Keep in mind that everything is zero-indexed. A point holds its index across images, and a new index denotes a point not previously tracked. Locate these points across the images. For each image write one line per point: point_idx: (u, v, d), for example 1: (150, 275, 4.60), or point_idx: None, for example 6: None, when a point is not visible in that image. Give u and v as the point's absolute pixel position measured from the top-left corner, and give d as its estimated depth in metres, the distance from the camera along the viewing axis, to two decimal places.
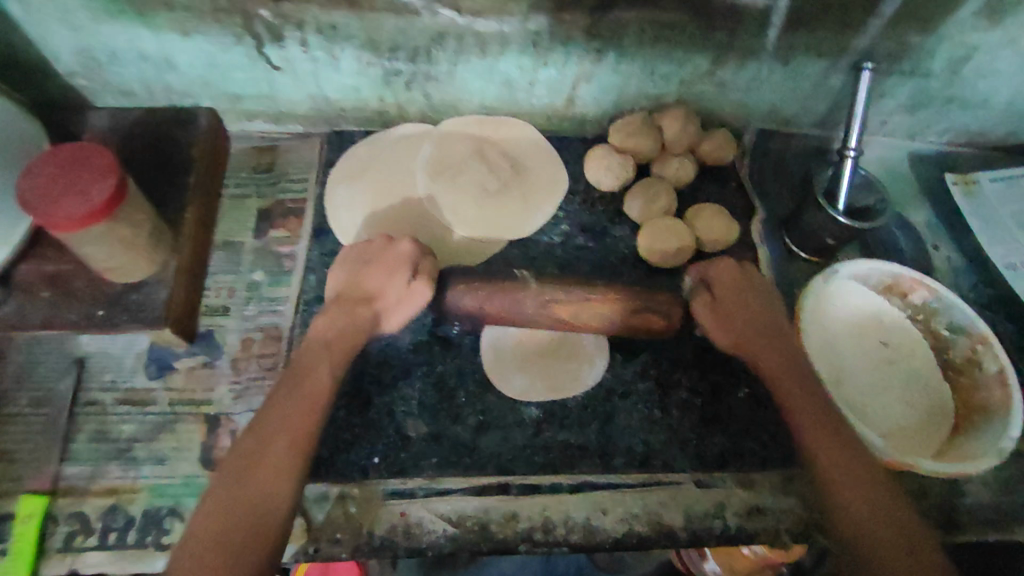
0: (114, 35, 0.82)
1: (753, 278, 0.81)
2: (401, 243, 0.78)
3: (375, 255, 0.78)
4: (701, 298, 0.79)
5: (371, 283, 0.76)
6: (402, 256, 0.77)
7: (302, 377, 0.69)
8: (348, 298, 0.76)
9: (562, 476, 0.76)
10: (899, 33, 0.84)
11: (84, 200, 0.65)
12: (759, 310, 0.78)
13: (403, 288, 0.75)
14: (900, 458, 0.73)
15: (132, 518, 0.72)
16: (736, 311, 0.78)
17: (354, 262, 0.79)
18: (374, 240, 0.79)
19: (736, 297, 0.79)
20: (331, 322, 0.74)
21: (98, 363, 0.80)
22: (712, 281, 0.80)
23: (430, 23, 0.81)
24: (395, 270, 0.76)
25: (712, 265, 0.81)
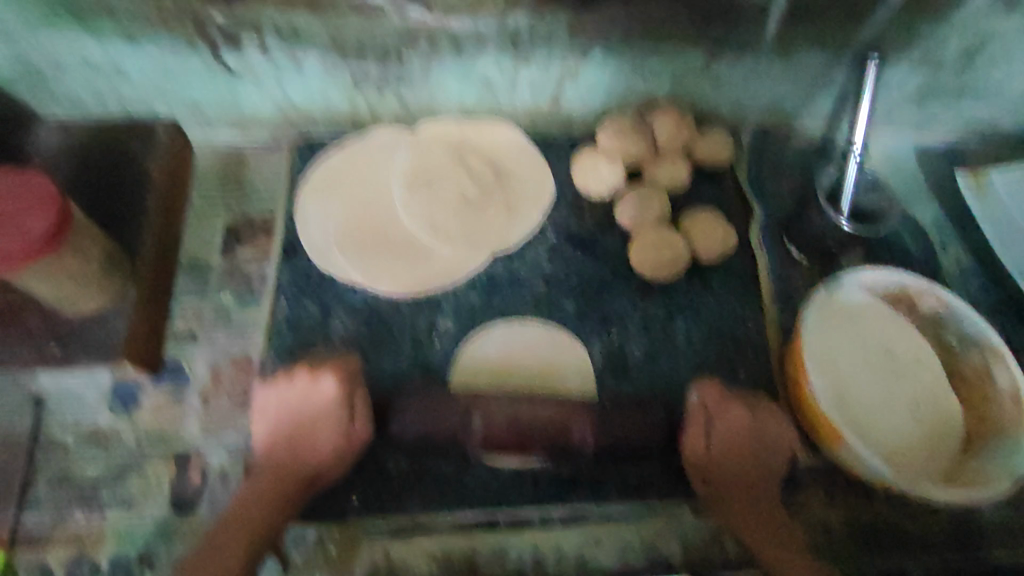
0: (55, 44, 0.75)
1: (762, 428, 0.72)
2: (324, 379, 0.71)
3: (298, 407, 0.71)
4: (698, 429, 0.71)
5: (300, 429, 0.70)
6: (329, 397, 0.70)
7: (228, 540, 0.66)
8: (285, 451, 0.70)
9: (551, 508, 0.73)
10: (908, 22, 0.78)
11: (22, 237, 0.60)
12: (751, 461, 0.71)
13: (338, 435, 0.70)
14: (907, 485, 0.68)
15: (99, 569, 0.70)
16: (727, 463, 0.71)
17: (280, 411, 0.71)
18: (295, 379, 0.72)
19: (727, 451, 0.71)
20: (252, 492, 0.68)
21: (57, 400, 0.76)
22: (714, 416, 0.72)
23: (399, 24, 0.74)
24: (327, 421, 0.70)
25: (721, 406, 0.72)
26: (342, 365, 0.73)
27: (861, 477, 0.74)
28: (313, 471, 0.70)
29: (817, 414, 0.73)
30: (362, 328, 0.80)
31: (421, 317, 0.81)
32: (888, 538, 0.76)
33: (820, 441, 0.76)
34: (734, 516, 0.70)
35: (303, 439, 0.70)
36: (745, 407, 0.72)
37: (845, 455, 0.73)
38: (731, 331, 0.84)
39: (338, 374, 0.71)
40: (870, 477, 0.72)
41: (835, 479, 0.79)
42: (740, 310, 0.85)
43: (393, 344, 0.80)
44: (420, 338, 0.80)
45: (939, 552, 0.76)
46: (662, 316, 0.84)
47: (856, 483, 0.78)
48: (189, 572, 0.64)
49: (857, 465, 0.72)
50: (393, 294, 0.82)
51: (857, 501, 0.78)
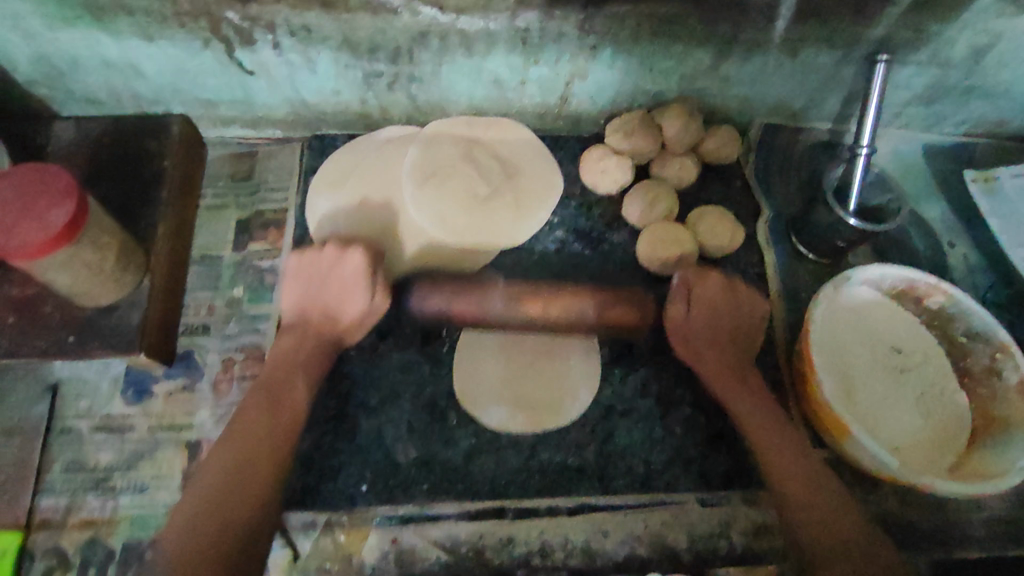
0: (74, 42, 0.77)
1: (738, 298, 0.76)
2: (351, 253, 0.70)
3: (329, 271, 0.71)
4: (680, 300, 0.74)
5: (326, 298, 0.72)
6: (356, 269, 0.70)
7: (274, 394, 0.69)
8: (312, 316, 0.73)
9: (559, 499, 0.73)
10: (916, 22, 0.78)
11: (40, 227, 0.61)
12: (727, 329, 0.75)
13: (364, 304, 0.71)
14: (915, 478, 0.68)
15: (112, 553, 0.71)
16: (705, 330, 0.75)
17: (304, 277, 0.73)
18: (323, 250, 0.72)
19: (707, 317, 0.74)
20: (291, 346, 0.72)
21: (72, 388, 0.78)
22: (695, 287, 0.75)
23: (411, 23, 0.75)
24: (354, 288, 0.70)
25: (700, 277, 0.75)
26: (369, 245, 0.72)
27: (868, 471, 0.74)
28: (341, 331, 0.73)
29: (824, 409, 0.74)
30: None
31: None
32: (895, 534, 0.76)
33: (828, 435, 0.76)
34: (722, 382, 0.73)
35: (332, 304, 0.72)
36: (722, 283, 0.76)
37: (853, 449, 0.73)
38: None
39: (366, 250, 0.71)
40: (878, 470, 0.72)
41: (843, 475, 0.79)
42: None
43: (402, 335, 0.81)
44: None
45: (946, 548, 0.76)
46: None
47: (863, 478, 0.78)
48: (236, 421, 0.66)
49: (865, 458, 0.72)
50: None
51: (865, 498, 0.78)
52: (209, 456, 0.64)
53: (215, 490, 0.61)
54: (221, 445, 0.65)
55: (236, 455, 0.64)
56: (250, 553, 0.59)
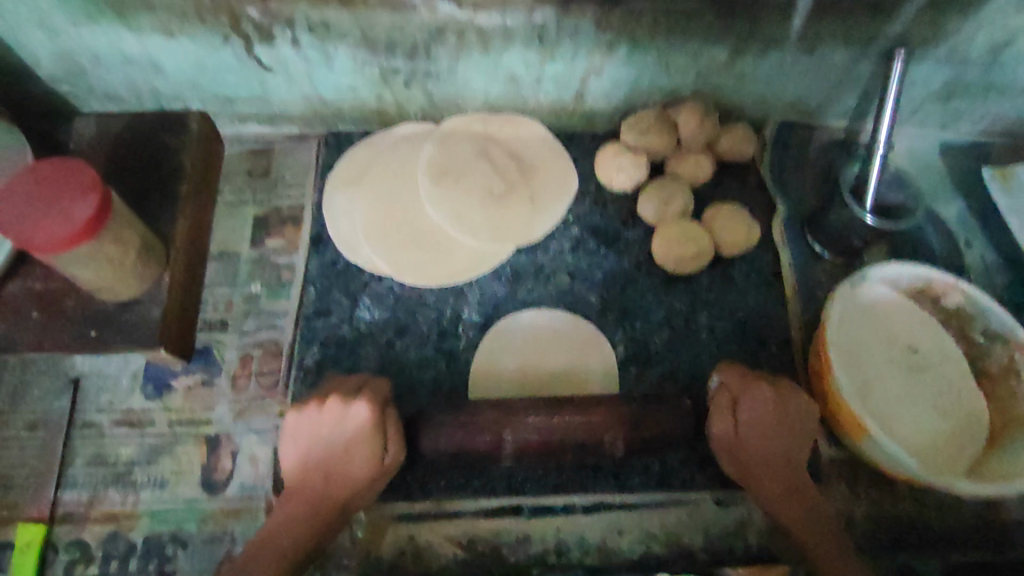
0: (95, 38, 0.78)
1: (791, 411, 0.67)
2: (355, 409, 0.67)
3: (331, 436, 0.67)
4: (724, 414, 0.68)
5: (330, 459, 0.68)
6: (359, 428, 0.66)
7: (246, 572, 0.65)
8: (317, 474, 0.68)
9: (575, 496, 0.74)
10: (935, 18, 0.78)
11: (64, 222, 0.62)
12: (784, 449, 0.68)
13: (372, 462, 0.67)
14: (934, 478, 0.68)
15: (133, 547, 0.72)
16: (756, 449, 0.67)
17: (303, 436, 0.69)
18: (324, 408, 0.68)
19: (760, 437, 0.67)
20: (289, 513, 0.67)
21: (93, 383, 0.79)
22: (740, 402, 0.67)
23: (428, 19, 0.75)
24: (358, 449, 0.66)
25: (746, 389, 0.68)
26: (376, 394, 0.69)
27: (885, 471, 0.74)
28: (344, 499, 0.68)
29: (841, 407, 0.74)
30: (388, 316, 0.82)
31: (447, 307, 0.83)
32: (911, 533, 0.76)
33: (844, 434, 0.76)
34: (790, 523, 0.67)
35: (336, 467, 0.67)
36: (777, 390, 0.67)
37: (870, 448, 0.73)
38: (753, 325, 0.84)
39: (371, 403, 0.67)
40: (895, 470, 0.72)
41: (858, 473, 0.79)
42: (762, 304, 0.86)
43: (419, 332, 0.81)
44: (446, 328, 0.82)
45: (962, 547, 0.76)
46: (685, 309, 0.84)
47: (879, 477, 0.78)
48: None
49: (882, 457, 0.72)
50: (421, 285, 0.83)
51: (881, 496, 0.78)
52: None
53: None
54: None
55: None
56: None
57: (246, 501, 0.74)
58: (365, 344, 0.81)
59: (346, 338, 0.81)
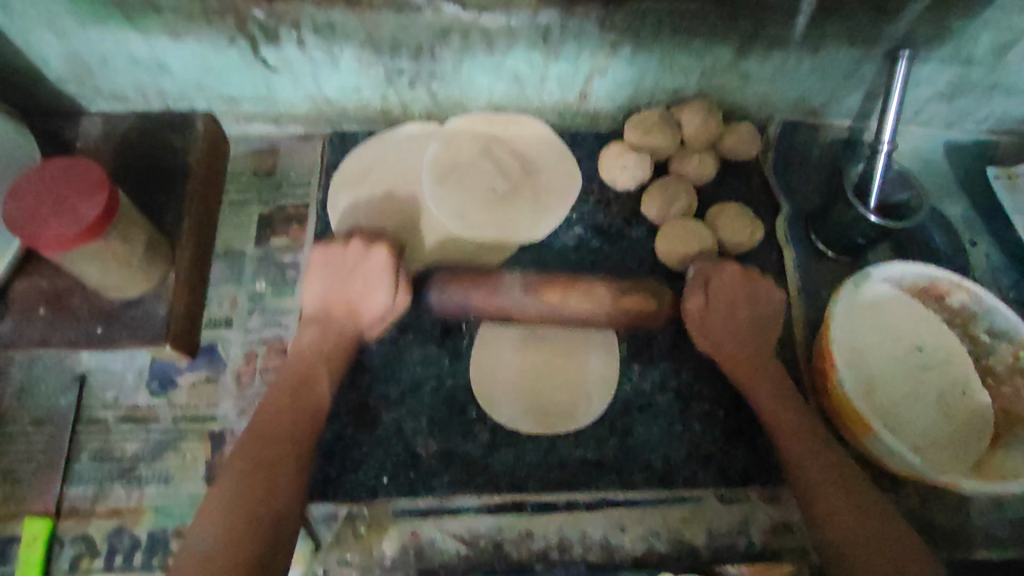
0: (104, 40, 0.79)
1: (758, 293, 0.76)
2: (376, 252, 0.73)
3: (353, 267, 0.74)
4: (698, 290, 0.75)
5: (348, 292, 0.73)
6: (379, 265, 0.73)
7: (296, 394, 0.69)
8: (336, 311, 0.74)
9: (578, 493, 0.73)
10: (938, 18, 0.78)
11: (72, 220, 0.62)
12: (751, 321, 0.75)
13: (386, 299, 0.73)
14: (938, 476, 0.68)
15: (138, 541, 0.73)
16: (726, 321, 0.75)
17: (330, 268, 0.74)
18: (347, 247, 0.74)
19: (727, 306, 0.75)
20: (317, 339, 0.73)
21: (99, 380, 0.79)
22: (713, 280, 0.75)
23: (433, 20, 0.76)
24: (376, 284, 0.73)
25: (717, 266, 0.76)
26: (393, 243, 0.75)
27: (889, 470, 0.74)
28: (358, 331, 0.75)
29: (846, 407, 0.73)
30: None
31: None
32: (917, 532, 0.76)
33: (848, 434, 0.76)
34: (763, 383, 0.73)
35: (355, 300, 0.73)
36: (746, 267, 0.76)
37: (875, 448, 0.73)
38: None
39: (390, 250, 0.73)
40: (900, 469, 0.72)
41: (862, 473, 0.78)
42: None
43: None
44: None
45: (969, 547, 0.75)
46: None
47: (884, 477, 0.78)
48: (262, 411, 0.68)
49: (886, 457, 0.72)
50: None
51: (886, 496, 0.77)
52: (249, 429, 0.66)
53: (252, 472, 0.62)
54: (240, 444, 0.65)
55: (270, 437, 0.65)
56: (282, 534, 0.61)
57: None
58: None
59: None
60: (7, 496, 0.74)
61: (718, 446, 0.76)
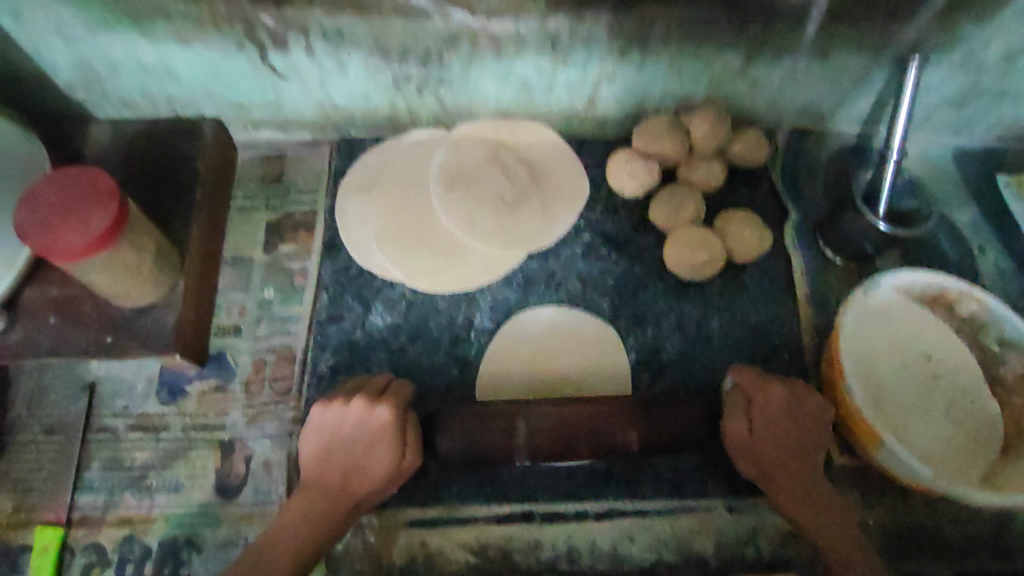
0: (112, 47, 0.79)
1: (804, 410, 0.68)
2: (379, 410, 0.68)
3: (352, 433, 0.68)
4: (738, 412, 0.68)
5: (349, 460, 0.68)
6: (381, 430, 0.67)
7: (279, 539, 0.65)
8: (335, 476, 0.68)
9: (588, 503, 0.74)
10: (950, 23, 0.77)
11: (82, 230, 0.62)
12: (797, 459, 0.67)
13: (389, 466, 0.67)
14: (948, 488, 0.67)
15: (148, 550, 0.73)
16: (773, 455, 0.67)
17: (326, 433, 0.68)
18: (350, 405, 0.68)
19: (773, 431, 0.67)
20: (303, 510, 0.66)
21: (108, 388, 0.79)
22: (754, 400, 0.68)
23: (442, 27, 0.76)
24: (378, 450, 0.67)
25: (759, 387, 0.68)
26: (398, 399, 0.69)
27: (898, 480, 0.74)
28: (357, 498, 0.68)
29: (855, 416, 0.73)
30: (401, 321, 0.83)
31: (459, 312, 0.83)
32: (925, 542, 0.76)
33: (857, 442, 0.76)
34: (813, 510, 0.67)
35: (355, 466, 0.67)
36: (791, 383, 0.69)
37: (884, 458, 0.72)
38: (766, 332, 0.84)
39: (395, 407, 0.68)
40: (909, 479, 0.72)
41: (870, 481, 0.78)
42: (774, 311, 0.85)
43: (431, 339, 0.82)
44: (458, 333, 0.82)
45: (977, 557, 0.75)
46: (697, 316, 0.84)
47: (892, 486, 0.78)
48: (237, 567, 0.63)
49: (895, 467, 0.71)
50: (433, 291, 0.83)
51: (894, 505, 0.77)
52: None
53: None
54: None
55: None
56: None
57: (260, 506, 0.75)
58: (377, 349, 0.82)
59: (358, 344, 0.82)
60: (18, 504, 0.74)
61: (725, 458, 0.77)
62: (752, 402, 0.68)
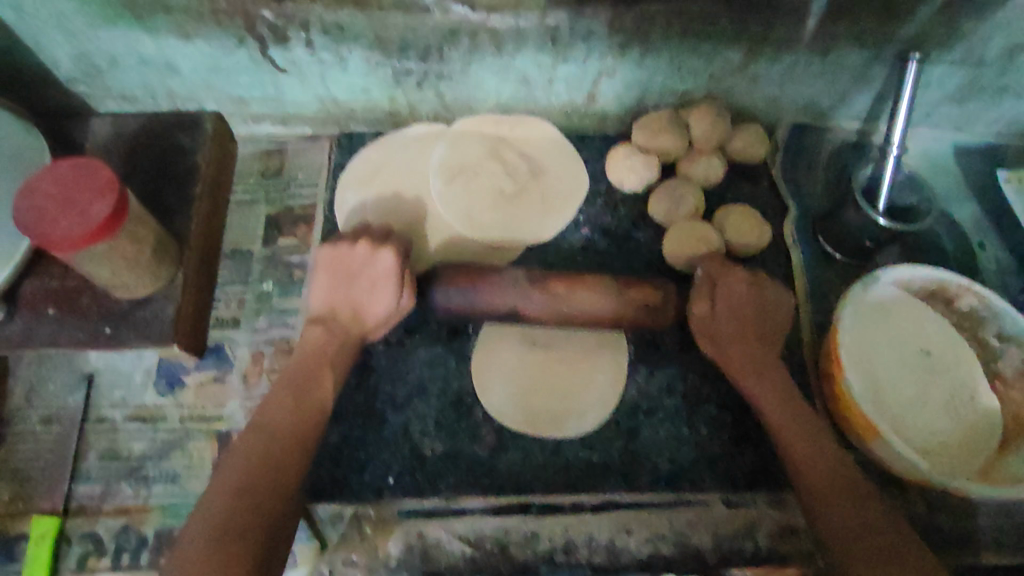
0: (114, 41, 0.79)
1: (765, 288, 0.75)
2: (383, 253, 0.72)
3: (358, 270, 0.72)
4: (704, 295, 0.75)
5: (355, 296, 0.72)
6: (387, 268, 0.72)
7: (302, 389, 0.67)
8: (342, 313, 0.72)
9: (584, 496, 0.74)
10: (950, 20, 0.77)
11: (82, 221, 0.63)
12: (756, 321, 0.74)
13: (390, 304, 0.72)
14: (947, 481, 0.67)
15: (145, 540, 0.73)
16: (733, 320, 0.74)
17: (335, 270, 0.73)
18: (356, 247, 0.72)
19: (732, 310, 0.74)
20: (321, 341, 0.71)
21: (107, 379, 0.79)
22: (718, 283, 0.75)
23: (441, 21, 0.76)
24: (384, 287, 0.72)
25: (721, 271, 0.76)
26: (399, 244, 0.74)
27: (897, 473, 0.73)
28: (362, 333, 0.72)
29: (853, 409, 0.73)
30: None
31: None
32: (925, 538, 0.75)
33: (856, 437, 0.75)
34: (762, 378, 0.72)
35: (359, 301, 0.72)
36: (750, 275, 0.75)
37: (882, 451, 0.72)
38: None
39: (398, 251, 0.73)
40: (908, 473, 0.71)
41: (869, 477, 0.78)
42: None
43: None
44: None
45: (977, 554, 0.75)
46: None
47: (892, 481, 0.78)
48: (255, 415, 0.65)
49: (895, 460, 0.71)
50: None
51: (894, 501, 0.77)
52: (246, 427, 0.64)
53: (253, 456, 0.61)
54: (234, 449, 0.62)
55: (264, 427, 0.64)
56: (274, 526, 0.59)
57: None
58: None
59: None
60: (15, 494, 0.74)
61: (722, 451, 0.76)
62: (719, 286, 0.75)
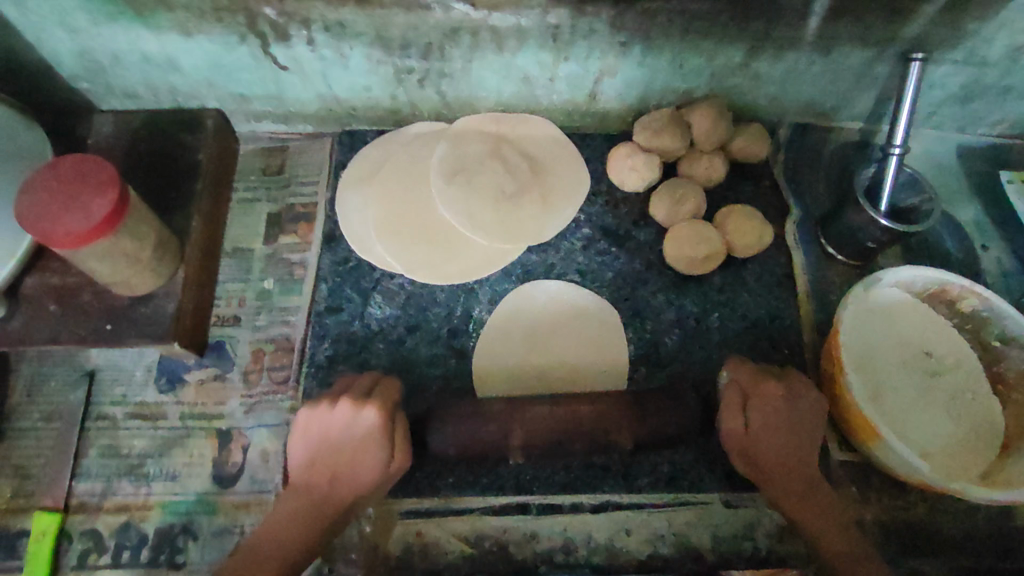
0: (115, 37, 0.79)
1: (800, 406, 0.65)
2: (365, 414, 0.64)
3: (336, 437, 0.64)
4: (734, 411, 0.65)
5: (334, 463, 0.64)
6: (370, 431, 0.64)
7: (276, 544, 0.62)
8: (320, 478, 0.64)
9: (583, 496, 0.74)
10: (954, 18, 0.77)
11: (81, 218, 0.63)
12: (795, 453, 0.64)
13: (379, 471, 0.64)
14: (947, 483, 0.67)
15: (145, 537, 0.73)
16: (768, 450, 0.64)
17: (312, 434, 0.66)
18: (334, 409, 0.65)
19: (772, 433, 0.64)
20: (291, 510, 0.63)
21: (107, 375, 0.80)
22: (752, 397, 0.66)
23: (443, 19, 0.76)
24: (368, 454, 0.64)
25: (756, 387, 0.66)
26: (383, 397, 0.66)
27: (896, 476, 0.73)
28: (345, 501, 0.64)
29: (853, 411, 0.73)
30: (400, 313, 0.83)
31: (457, 304, 0.83)
32: (923, 539, 0.75)
33: (856, 438, 0.75)
34: (814, 518, 0.64)
35: (342, 473, 0.64)
36: (785, 380, 0.67)
37: (881, 453, 0.72)
38: (766, 328, 0.84)
39: (382, 405, 0.65)
40: (907, 475, 0.71)
41: (869, 478, 0.78)
42: (773, 306, 0.85)
43: (430, 331, 0.82)
44: (455, 325, 0.82)
45: (974, 555, 0.75)
46: (696, 310, 0.84)
47: (892, 483, 0.78)
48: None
49: (893, 462, 0.71)
50: (433, 284, 0.83)
51: (893, 502, 0.77)
52: None
53: None
54: None
55: None
56: None
57: (256, 494, 0.75)
58: (375, 341, 0.82)
59: (357, 335, 0.82)
60: (17, 490, 0.74)
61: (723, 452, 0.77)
62: (749, 407, 0.65)
